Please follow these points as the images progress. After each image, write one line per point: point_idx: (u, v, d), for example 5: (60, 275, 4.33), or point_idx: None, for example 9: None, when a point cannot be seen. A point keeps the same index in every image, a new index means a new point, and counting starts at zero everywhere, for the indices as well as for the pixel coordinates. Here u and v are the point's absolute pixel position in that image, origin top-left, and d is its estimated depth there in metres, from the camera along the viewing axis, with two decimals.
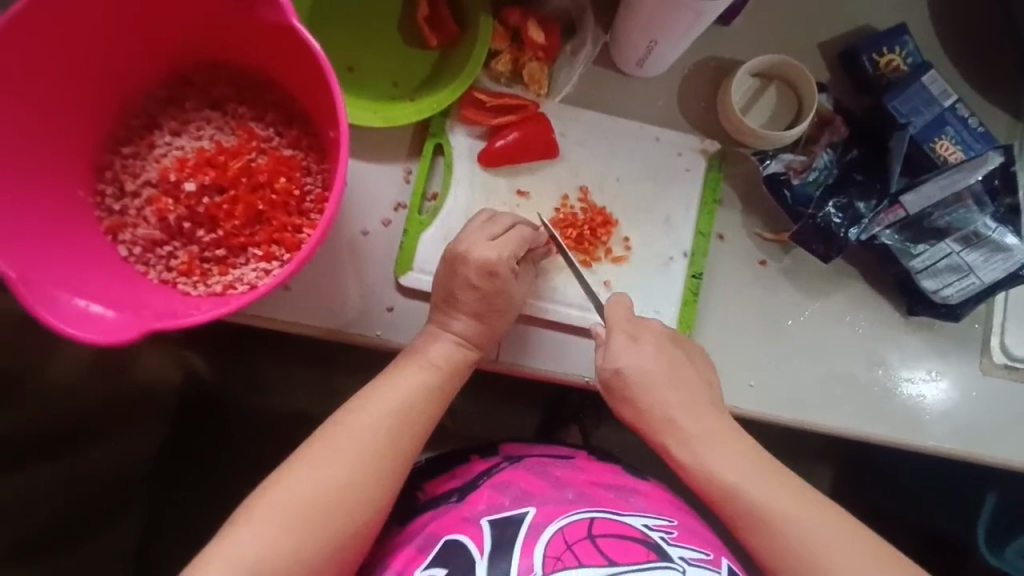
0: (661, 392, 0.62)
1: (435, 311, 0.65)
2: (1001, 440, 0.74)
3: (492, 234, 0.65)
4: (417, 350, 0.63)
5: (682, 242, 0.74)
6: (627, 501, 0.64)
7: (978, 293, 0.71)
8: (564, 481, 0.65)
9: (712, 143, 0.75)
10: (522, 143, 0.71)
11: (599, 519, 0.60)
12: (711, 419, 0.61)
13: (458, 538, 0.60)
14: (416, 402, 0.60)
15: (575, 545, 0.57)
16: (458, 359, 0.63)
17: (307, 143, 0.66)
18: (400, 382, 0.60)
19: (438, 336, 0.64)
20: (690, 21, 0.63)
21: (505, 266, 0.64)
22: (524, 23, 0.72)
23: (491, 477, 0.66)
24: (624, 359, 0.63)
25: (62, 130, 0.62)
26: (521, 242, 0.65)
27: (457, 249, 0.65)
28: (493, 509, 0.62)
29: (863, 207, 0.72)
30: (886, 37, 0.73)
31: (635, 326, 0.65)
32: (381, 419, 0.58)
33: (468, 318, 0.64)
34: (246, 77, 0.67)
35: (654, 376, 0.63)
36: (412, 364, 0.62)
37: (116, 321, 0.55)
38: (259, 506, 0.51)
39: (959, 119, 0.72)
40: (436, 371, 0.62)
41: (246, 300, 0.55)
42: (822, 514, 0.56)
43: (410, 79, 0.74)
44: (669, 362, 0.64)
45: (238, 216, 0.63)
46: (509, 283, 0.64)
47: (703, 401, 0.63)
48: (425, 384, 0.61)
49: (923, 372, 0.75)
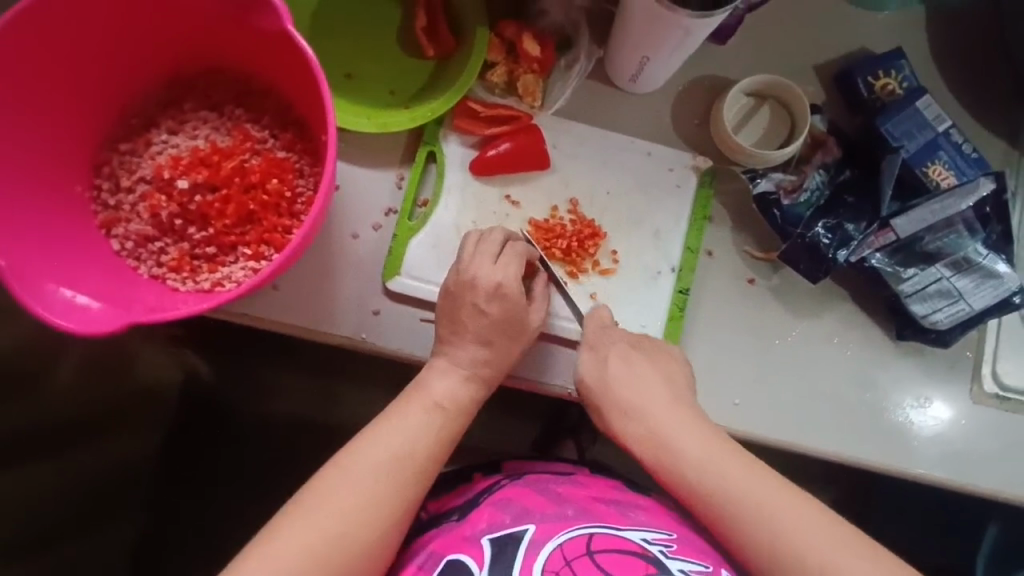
0: (615, 388, 0.64)
1: (441, 342, 0.65)
2: (991, 471, 0.72)
3: (492, 254, 0.66)
4: (423, 388, 0.62)
5: (671, 257, 0.74)
6: (627, 517, 0.64)
7: (966, 319, 0.70)
8: (564, 497, 0.65)
9: (704, 160, 0.75)
10: (514, 153, 0.72)
11: (598, 535, 0.60)
12: (662, 404, 0.63)
13: (459, 557, 0.60)
14: (420, 446, 0.59)
15: (574, 561, 0.58)
16: (464, 395, 0.63)
17: (301, 147, 0.67)
18: (403, 425, 0.60)
19: (445, 372, 0.64)
20: (679, 38, 0.64)
21: (511, 286, 0.65)
22: (519, 35, 0.73)
23: (492, 494, 0.66)
24: (586, 370, 0.66)
25: (63, 127, 0.63)
26: (523, 261, 0.66)
27: (463, 278, 0.65)
28: (494, 527, 0.62)
29: (853, 229, 0.71)
30: (882, 61, 0.73)
31: (598, 336, 0.67)
32: (381, 462, 0.57)
33: (477, 344, 0.64)
34: (244, 79, 0.69)
35: (616, 381, 0.64)
36: (419, 399, 0.62)
37: (101, 313, 0.56)
38: (264, 545, 0.51)
39: (952, 144, 0.72)
40: (442, 412, 0.62)
41: (228, 296, 0.56)
42: (753, 476, 0.57)
43: (406, 87, 0.75)
44: (622, 358, 0.66)
45: (229, 215, 0.64)
46: (517, 305, 0.65)
47: (674, 404, 0.63)
48: (427, 426, 0.60)
49: (912, 399, 0.74)
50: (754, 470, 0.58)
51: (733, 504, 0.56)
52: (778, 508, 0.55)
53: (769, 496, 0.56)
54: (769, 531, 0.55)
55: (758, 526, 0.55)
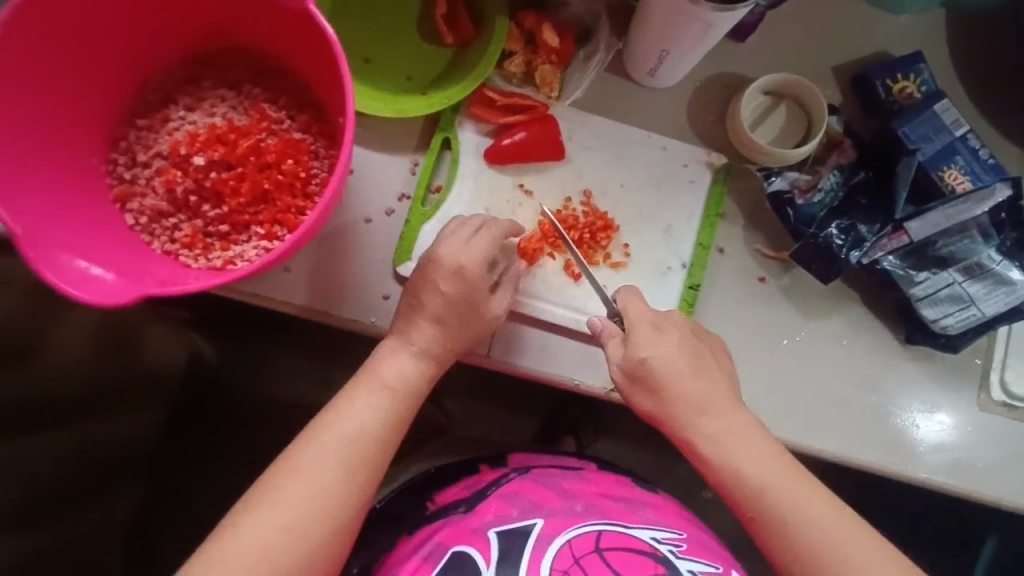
0: (689, 386, 0.62)
1: (399, 320, 0.65)
2: (996, 479, 0.72)
3: (464, 239, 0.65)
4: (374, 369, 0.62)
5: (682, 252, 0.74)
6: (636, 514, 0.65)
7: (977, 325, 0.70)
8: (572, 493, 0.65)
9: (718, 157, 0.75)
10: (529, 143, 0.72)
11: (608, 533, 0.61)
12: (732, 414, 0.62)
13: (465, 550, 0.61)
14: (371, 428, 0.59)
15: (584, 559, 0.59)
16: (413, 374, 0.63)
17: (317, 129, 0.67)
18: (354, 408, 0.60)
19: (397, 351, 0.63)
20: (700, 31, 0.63)
21: (472, 268, 0.64)
22: (538, 26, 0.73)
23: (499, 487, 0.66)
24: (646, 347, 0.63)
25: (82, 100, 0.64)
26: (488, 246, 0.65)
27: (429, 261, 0.64)
28: (501, 520, 0.62)
29: (865, 231, 0.71)
30: (901, 64, 0.73)
31: (659, 317, 0.65)
32: (331, 447, 0.57)
33: (432, 326, 0.63)
34: (264, 59, 0.69)
35: (677, 364, 0.63)
36: (370, 382, 0.61)
37: (114, 285, 0.56)
38: (217, 544, 0.53)
39: (969, 149, 0.72)
40: (390, 396, 0.61)
41: (242, 272, 0.56)
42: (808, 492, 0.59)
43: (424, 74, 0.75)
44: (692, 355, 0.64)
45: (243, 193, 0.64)
46: (475, 288, 0.64)
47: (726, 398, 0.63)
48: (379, 407, 0.60)
49: (919, 405, 0.73)
50: (808, 487, 0.59)
51: (789, 516, 0.58)
52: (833, 527, 0.57)
53: (825, 516, 0.57)
54: (817, 545, 0.57)
55: (808, 540, 0.57)
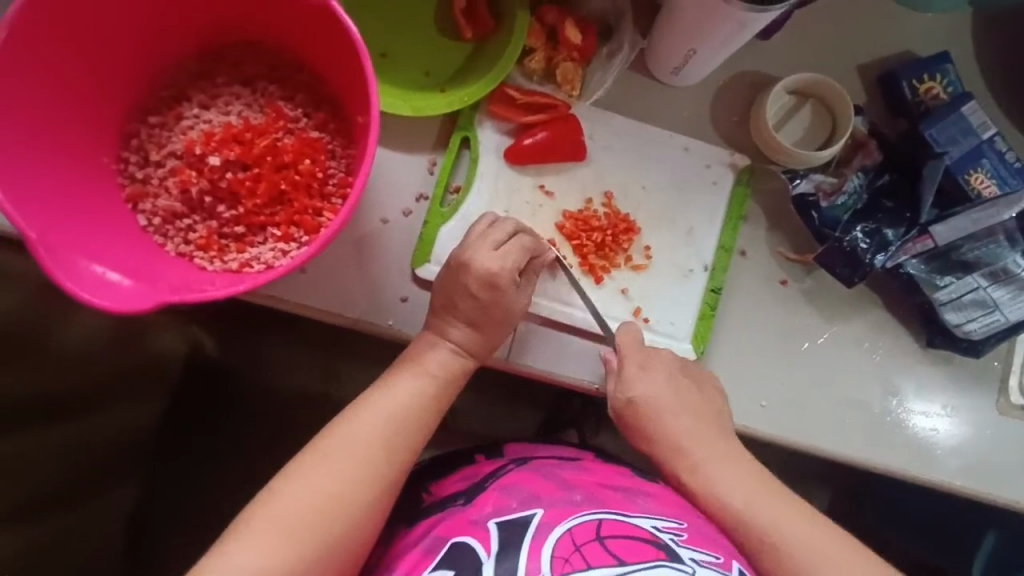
0: (672, 420, 0.65)
1: (432, 317, 0.64)
2: (1010, 482, 0.72)
3: (497, 242, 0.64)
4: (412, 359, 0.62)
5: (703, 254, 0.73)
6: (635, 503, 0.62)
7: (1000, 330, 0.70)
8: (571, 483, 0.64)
9: (742, 158, 0.74)
10: (551, 143, 0.71)
11: (608, 521, 0.59)
12: (717, 445, 0.64)
13: (464, 540, 0.59)
14: (410, 412, 0.59)
15: (584, 546, 0.56)
16: (453, 367, 0.62)
17: (334, 127, 0.66)
18: (394, 394, 0.60)
19: (434, 345, 0.63)
20: (733, 31, 0.62)
21: (504, 273, 0.63)
22: (561, 22, 0.71)
23: (499, 479, 0.65)
24: (632, 387, 0.66)
25: (91, 96, 0.62)
26: (524, 252, 0.65)
27: (460, 256, 0.64)
28: (500, 512, 0.61)
29: (891, 234, 0.71)
30: (927, 64, 0.72)
31: (645, 355, 0.67)
32: (374, 428, 0.57)
33: (464, 325, 0.63)
34: (279, 54, 0.67)
35: (664, 401, 0.65)
36: (406, 373, 0.61)
37: (131, 291, 0.55)
38: (251, 518, 0.52)
39: (996, 152, 0.71)
40: (430, 382, 0.61)
41: (263, 279, 0.54)
42: (795, 518, 0.60)
43: (441, 70, 0.73)
44: (677, 388, 0.66)
45: (260, 194, 0.63)
46: (508, 295, 0.63)
47: (712, 427, 0.65)
48: (420, 395, 0.60)
49: (937, 407, 0.73)
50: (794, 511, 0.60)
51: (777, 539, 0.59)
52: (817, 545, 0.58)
53: (806, 531, 0.59)
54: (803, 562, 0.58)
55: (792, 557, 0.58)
